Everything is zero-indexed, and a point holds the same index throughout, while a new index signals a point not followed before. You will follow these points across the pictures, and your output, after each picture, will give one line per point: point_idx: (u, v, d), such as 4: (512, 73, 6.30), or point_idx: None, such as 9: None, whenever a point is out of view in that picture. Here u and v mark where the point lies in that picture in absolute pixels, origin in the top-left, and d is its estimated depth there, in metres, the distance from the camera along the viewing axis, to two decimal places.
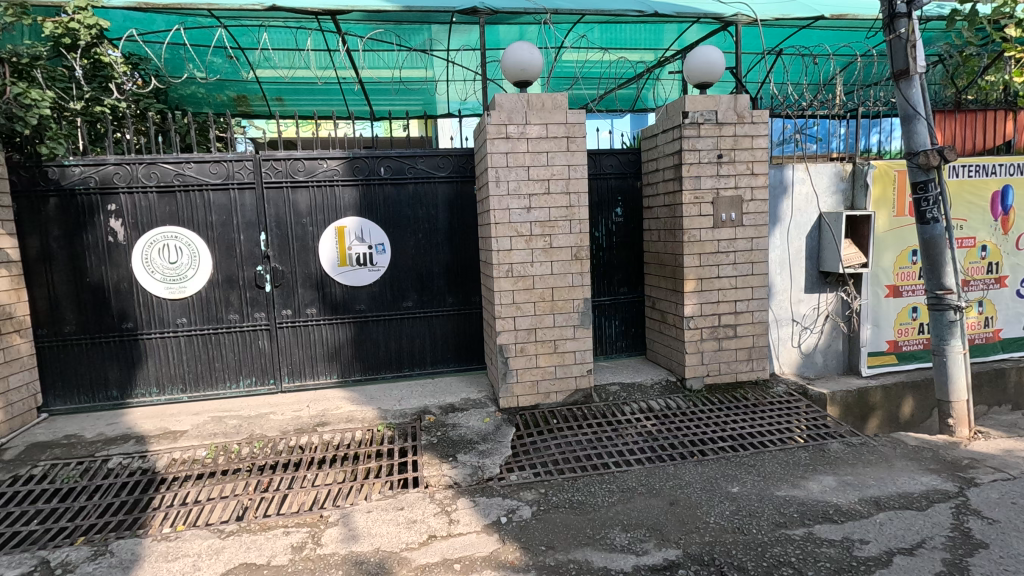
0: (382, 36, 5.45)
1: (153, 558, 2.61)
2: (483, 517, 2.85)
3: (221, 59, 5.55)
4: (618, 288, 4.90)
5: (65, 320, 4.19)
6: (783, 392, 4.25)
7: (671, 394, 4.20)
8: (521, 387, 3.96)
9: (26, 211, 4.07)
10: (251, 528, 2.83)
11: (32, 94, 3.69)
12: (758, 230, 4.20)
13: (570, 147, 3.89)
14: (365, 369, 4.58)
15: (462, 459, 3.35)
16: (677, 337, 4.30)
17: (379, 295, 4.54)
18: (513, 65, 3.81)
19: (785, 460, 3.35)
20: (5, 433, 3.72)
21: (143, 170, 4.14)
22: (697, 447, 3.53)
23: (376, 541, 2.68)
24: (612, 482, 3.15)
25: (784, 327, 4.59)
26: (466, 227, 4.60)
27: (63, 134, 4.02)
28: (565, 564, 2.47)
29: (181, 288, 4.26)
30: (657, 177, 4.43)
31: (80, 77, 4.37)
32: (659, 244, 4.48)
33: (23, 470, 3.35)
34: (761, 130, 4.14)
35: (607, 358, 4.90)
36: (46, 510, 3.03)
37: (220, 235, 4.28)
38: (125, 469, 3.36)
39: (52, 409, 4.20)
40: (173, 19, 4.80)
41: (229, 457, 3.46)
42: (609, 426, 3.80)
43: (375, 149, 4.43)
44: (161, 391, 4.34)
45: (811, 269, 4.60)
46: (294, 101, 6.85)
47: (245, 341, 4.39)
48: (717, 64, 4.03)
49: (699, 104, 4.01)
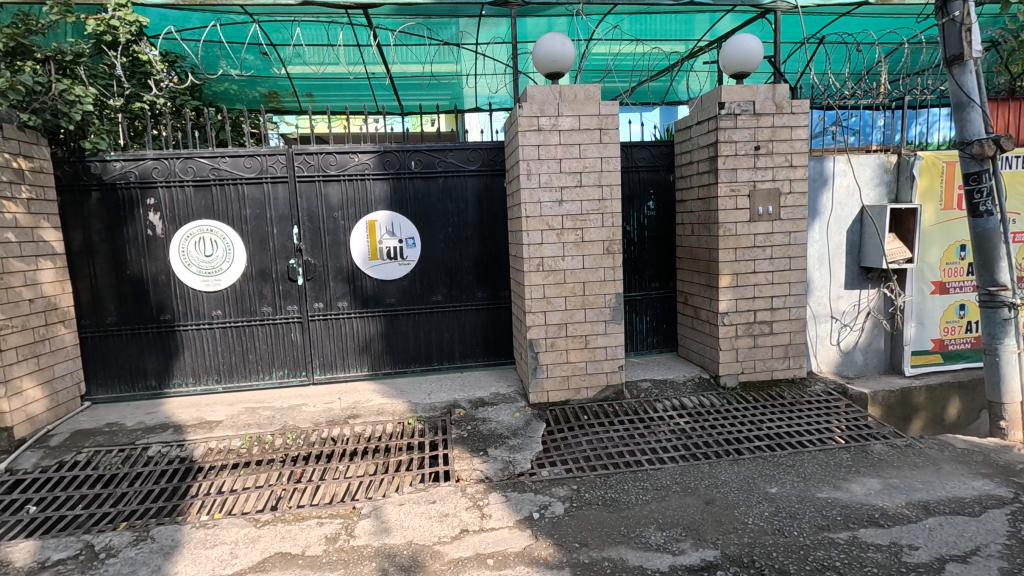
0: (413, 29, 5.42)
1: (192, 545, 2.67)
2: (516, 512, 2.84)
3: (254, 56, 5.62)
4: (650, 284, 4.82)
5: (106, 312, 4.30)
6: (821, 391, 4.12)
7: (703, 391, 4.12)
8: (551, 382, 3.93)
9: (69, 205, 4.18)
10: (286, 517, 2.86)
11: (76, 91, 3.74)
12: (796, 224, 4.07)
13: (602, 140, 3.82)
14: (395, 363, 4.60)
15: (493, 454, 3.34)
16: (711, 333, 4.21)
17: (409, 289, 4.55)
18: (544, 57, 3.76)
19: (825, 461, 3.25)
20: (51, 420, 3.84)
21: (180, 165, 4.22)
22: (733, 446, 3.45)
23: (409, 534, 2.68)
24: (646, 480, 3.10)
25: (823, 324, 4.45)
26: (495, 221, 4.58)
27: (106, 129, 4.04)
28: (599, 562, 2.44)
29: (216, 281, 4.33)
30: (691, 170, 4.34)
31: (120, 74, 4.47)
32: (693, 239, 4.39)
33: (68, 456, 3.45)
34: (801, 121, 4.01)
35: (638, 354, 4.83)
36: (90, 496, 3.12)
37: (254, 229, 4.34)
38: (164, 457, 3.44)
39: (95, 398, 4.32)
40: (209, 17, 4.87)
41: (263, 448, 3.50)
42: (641, 423, 3.74)
43: (406, 143, 4.44)
44: (197, 382, 4.44)
45: (851, 265, 4.45)
46: (324, 96, 6.91)
47: (278, 333, 4.45)
48: (756, 52, 3.90)
49: (736, 94, 3.90)
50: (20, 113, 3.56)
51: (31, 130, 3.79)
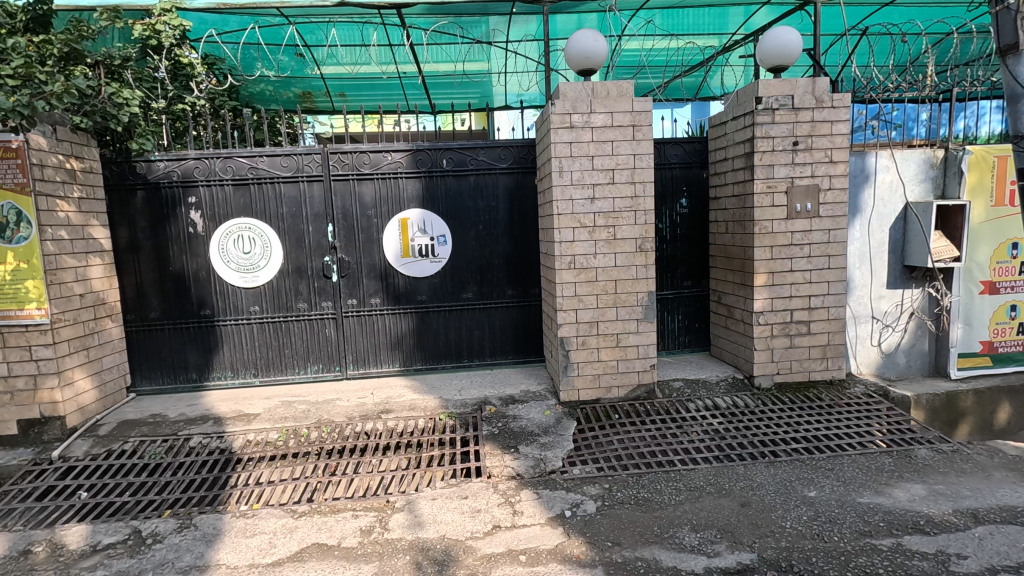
0: (445, 28, 5.46)
1: (233, 534, 2.75)
2: (547, 510, 2.84)
3: (289, 57, 5.74)
4: (682, 282, 4.76)
5: (150, 306, 4.45)
6: (861, 393, 4.01)
7: (737, 392, 4.05)
8: (582, 380, 3.91)
9: (116, 204, 4.34)
10: (322, 510, 2.92)
11: (124, 94, 3.87)
12: (836, 221, 3.96)
13: (635, 136, 3.78)
14: (426, 359, 4.65)
15: (525, 451, 3.35)
16: (745, 333, 4.14)
17: (440, 286, 4.59)
18: (577, 54, 3.73)
19: (866, 465, 3.16)
20: (99, 410, 4.00)
21: (220, 164, 4.34)
22: (769, 448, 3.37)
23: (442, 528, 2.71)
24: (679, 481, 3.06)
25: (863, 325, 4.32)
26: (526, 219, 4.58)
27: (151, 130, 4.20)
28: (632, 561, 2.42)
29: (254, 278, 4.45)
30: (725, 166, 4.26)
31: (164, 77, 4.65)
32: (727, 236, 4.31)
33: (116, 445, 3.59)
34: (842, 115, 3.89)
35: (669, 353, 4.77)
36: (136, 483, 3.24)
37: (291, 227, 4.43)
38: (205, 448, 3.55)
39: (139, 389, 4.48)
40: (247, 20, 5.00)
41: (299, 440, 3.57)
42: (673, 423, 3.70)
43: (439, 142, 4.48)
44: (235, 375, 4.56)
45: (894, 263, 4.31)
46: (356, 96, 7.03)
47: (314, 328, 4.54)
48: (794, 46, 3.79)
49: (774, 89, 3.82)
50: (71, 116, 3.71)
51: (82, 131, 3.94)
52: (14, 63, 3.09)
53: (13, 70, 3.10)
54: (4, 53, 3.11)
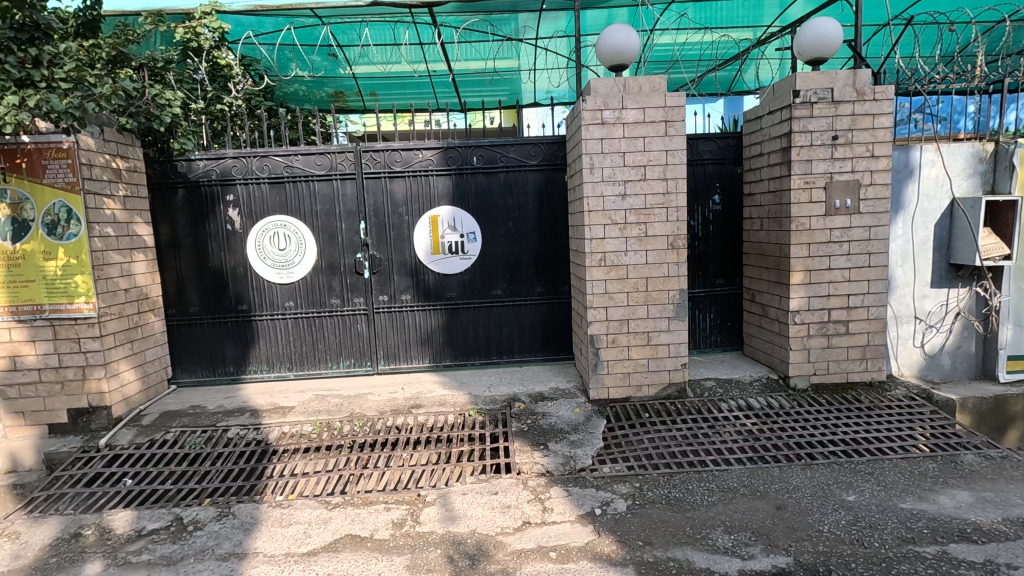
0: (476, 27, 5.50)
1: (270, 523, 2.82)
2: (577, 507, 2.83)
3: (323, 58, 5.84)
4: (714, 280, 4.68)
5: (190, 301, 4.59)
6: (902, 395, 3.88)
7: (771, 392, 3.97)
8: (612, 378, 3.89)
9: (158, 202, 4.49)
10: (355, 501, 2.98)
11: (167, 95, 4.00)
12: (877, 217, 3.83)
13: (668, 132, 3.72)
14: (455, 355, 4.69)
15: (554, 448, 3.34)
16: (780, 332, 4.05)
17: (469, 283, 4.62)
18: (608, 49, 3.69)
19: (909, 470, 3.05)
20: (143, 401, 4.15)
21: (257, 163, 4.44)
22: (805, 450, 3.29)
23: (473, 523, 2.73)
24: (712, 482, 3.01)
25: (905, 325, 4.17)
26: (556, 216, 4.56)
27: (191, 131, 4.31)
28: (664, 561, 2.40)
29: (289, 274, 4.55)
30: (760, 162, 4.16)
31: (204, 78, 4.80)
32: (762, 234, 4.22)
33: (158, 435, 3.71)
34: (885, 108, 3.76)
35: (700, 352, 4.71)
36: (178, 472, 3.36)
37: (324, 224, 4.51)
38: (242, 439, 3.65)
39: (180, 381, 4.63)
40: (283, 21, 5.12)
41: (333, 433, 3.64)
42: (705, 423, 3.64)
43: (469, 139, 4.50)
44: (270, 369, 4.68)
45: (939, 261, 4.15)
46: (387, 95, 7.11)
47: (346, 324, 4.62)
48: (834, 37, 3.67)
49: (812, 81, 3.71)
50: (119, 117, 3.85)
51: (127, 132, 4.10)
52: (66, 67, 3.21)
53: (66, 74, 3.22)
54: (58, 58, 3.28)
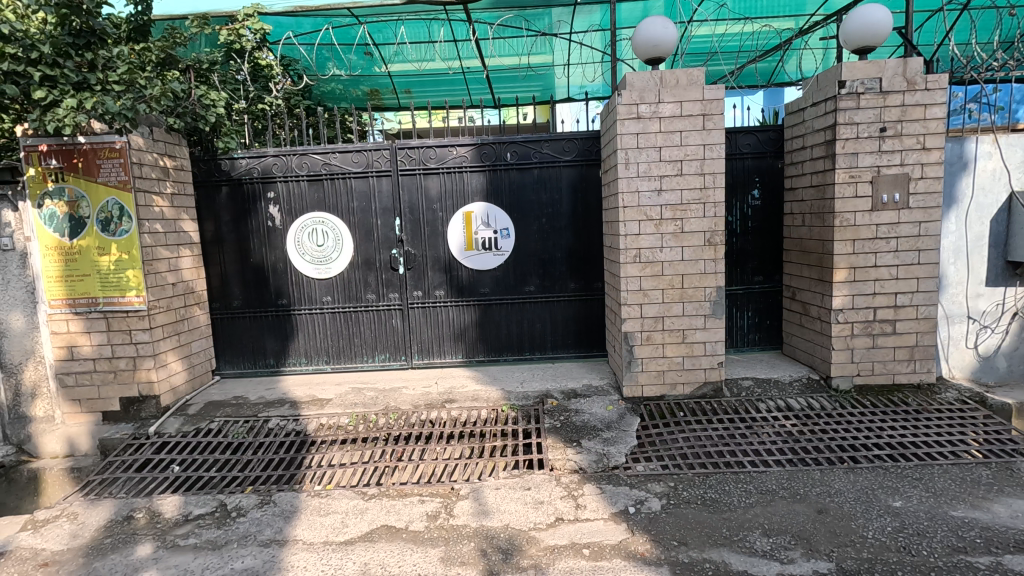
0: (511, 22, 5.50)
1: (308, 511, 2.90)
2: (611, 505, 2.81)
3: (360, 57, 5.93)
4: (752, 277, 4.57)
5: (233, 295, 4.74)
6: (954, 399, 3.72)
7: (812, 393, 3.85)
8: (646, 376, 3.84)
9: (203, 199, 4.65)
10: (390, 493, 3.03)
11: (211, 96, 4.10)
12: (928, 213, 3.67)
13: (706, 126, 3.64)
14: (488, 351, 4.72)
15: (587, 445, 3.33)
16: (822, 331, 3.92)
17: (502, 279, 4.63)
18: (644, 42, 3.63)
19: (960, 477, 2.92)
20: (189, 391, 4.32)
21: (297, 161, 4.55)
22: (848, 453, 3.18)
23: (506, 518, 2.74)
24: (749, 483, 2.95)
25: (957, 325, 3.99)
26: (590, 212, 4.53)
27: (235, 130, 4.42)
28: (700, 563, 2.36)
29: (326, 269, 4.65)
30: (803, 156, 4.04)
31: (246, 78, 4.94)
32: (803, 230, 4.10)
33: (204, 424, 3.85)
34: (938, 98, 3.58)
35: (736, 351, 4.61)
36: (222, 460, 3.48)
37: (360, 221, 4.59)
38: (282, 429, 3.76)
39: (223, 372, 4.79)
40: (321, 22, 5.24)
41: (368, 425, 3.72)
42: (742, 423, 3.56)
43: (503, 135, 4.50)
44: (309, 362, 4.80)
45: (995, 258, 3.95)
46: (421, 93, 7.17)
47: (381, 318, 4.70)
48: (883, 24, 3.52)
49: (859, 71, 3.57)
50: (167, 117, 4.01)
51: (174, 132, 4.25)
52: (119, 70, 3.35)
53: (118, 77, 3.36)
54: (112, 61, 3.42)
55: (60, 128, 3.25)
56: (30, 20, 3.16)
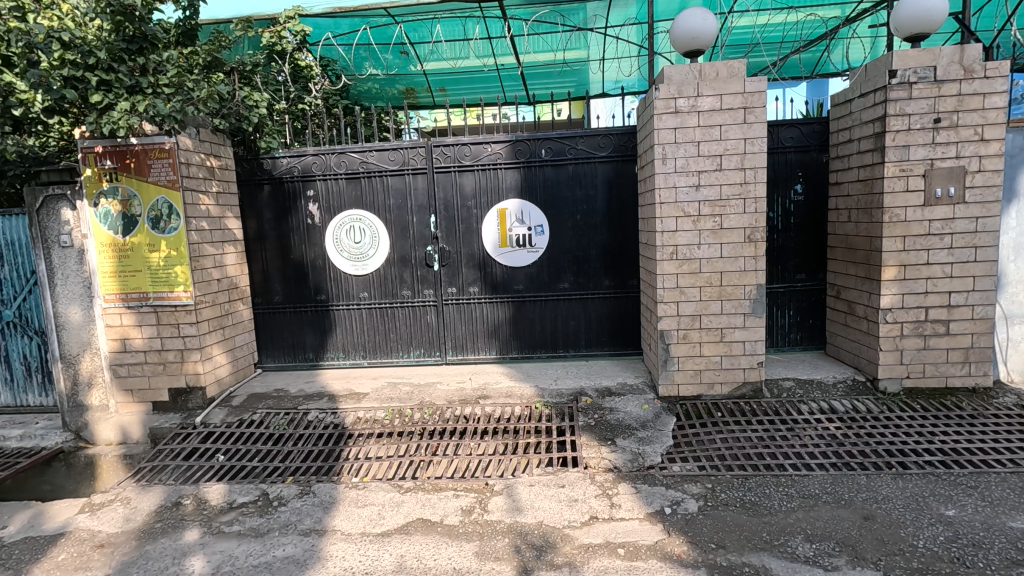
0: (546, 18, 5.50)
1: (346, 503, 2.96)
2: (646, 505, 2.78)
3: (396, 56, 6.01)
4: (794, 275, 4.43)
5: (274, 291, 4.87)
6: (1011, 404, 3.54)
7: (858, 395, 3.71)
8: (682, 375, 3.78)
9: (246, 198, 4.79)
10: (426, 487, 3.07)
11: (254, 97, 4.23)
12: (985, 208, 3.49)
13: (747, 119, 3.55)
14: (522, 348, 4.72)
15: (621, 444, 3.29)
16: (868, 331, 3.78)
17: (536, 276, 4.62)
18: (683, 35, 3.56)
19: (1020, 486, 2.77)
20: (233, 382, 4.47)
21: (335, 160, 4.64)
22: (896, 458, 3.06)
23: (540, 515, 2.74)
24: (790, 487, 2.87)
25: (1016, 326, 3.78)
26: (625, 208, 4.48)
27: (276, 130, 4.54)
28: (739, 566, 2.31)
29: (363, 266, 4.73)
30: (849, 149, 3.89)
31: (287, 79, 5.07)
32: (850, 226, 3.95)
33: (246, 415, 3.98)
34: (998, 86, 3.39)
35: (777, 350, 4.48)
36: (263, 450, 3.59)
37: (396, 218, 4.66)
38: (321, 422, 3.85)
39: (265, 365, 4.94)
40: (359, 22, 5.34)
41: (404, 420, 3.77)
42: (783, 425, 3.46)
43: (537, 131, 4.49)
44: (346, 356, 4.90)
45: None
46: (456, 90, 7.21)
47: (416, 314, 4.76)
48: (937, 10, 3.35)
49: (911, 60, 3.41)
50: (213, 119, 4.13)
51: (219, 133, 4.39)
52: (169, 73, 3.50)
53: (168, 80, 3.50)
54: (162, 66, 3.54)
55: (115, 130, 3.40)
56: (88, 27, 3.31)
